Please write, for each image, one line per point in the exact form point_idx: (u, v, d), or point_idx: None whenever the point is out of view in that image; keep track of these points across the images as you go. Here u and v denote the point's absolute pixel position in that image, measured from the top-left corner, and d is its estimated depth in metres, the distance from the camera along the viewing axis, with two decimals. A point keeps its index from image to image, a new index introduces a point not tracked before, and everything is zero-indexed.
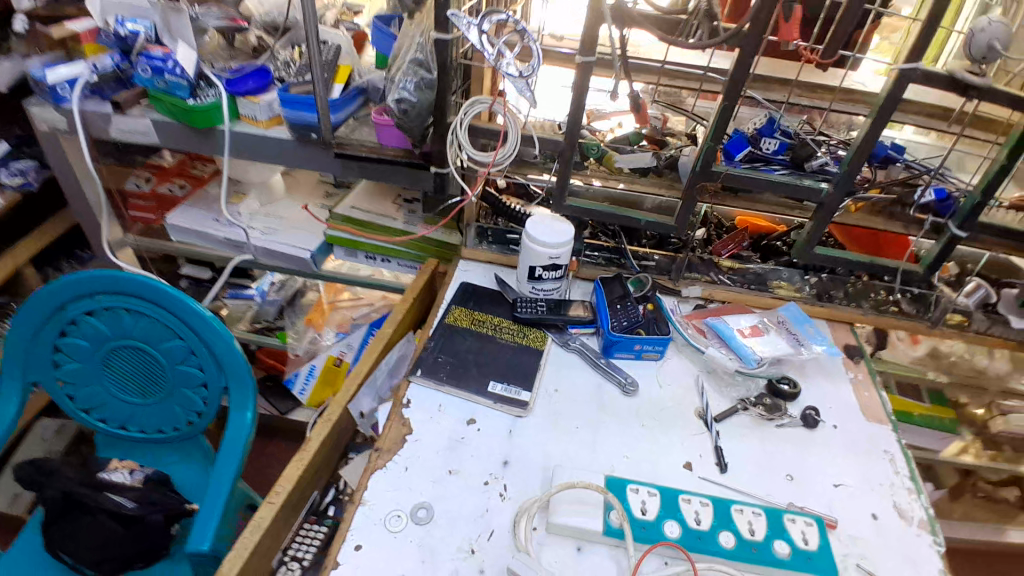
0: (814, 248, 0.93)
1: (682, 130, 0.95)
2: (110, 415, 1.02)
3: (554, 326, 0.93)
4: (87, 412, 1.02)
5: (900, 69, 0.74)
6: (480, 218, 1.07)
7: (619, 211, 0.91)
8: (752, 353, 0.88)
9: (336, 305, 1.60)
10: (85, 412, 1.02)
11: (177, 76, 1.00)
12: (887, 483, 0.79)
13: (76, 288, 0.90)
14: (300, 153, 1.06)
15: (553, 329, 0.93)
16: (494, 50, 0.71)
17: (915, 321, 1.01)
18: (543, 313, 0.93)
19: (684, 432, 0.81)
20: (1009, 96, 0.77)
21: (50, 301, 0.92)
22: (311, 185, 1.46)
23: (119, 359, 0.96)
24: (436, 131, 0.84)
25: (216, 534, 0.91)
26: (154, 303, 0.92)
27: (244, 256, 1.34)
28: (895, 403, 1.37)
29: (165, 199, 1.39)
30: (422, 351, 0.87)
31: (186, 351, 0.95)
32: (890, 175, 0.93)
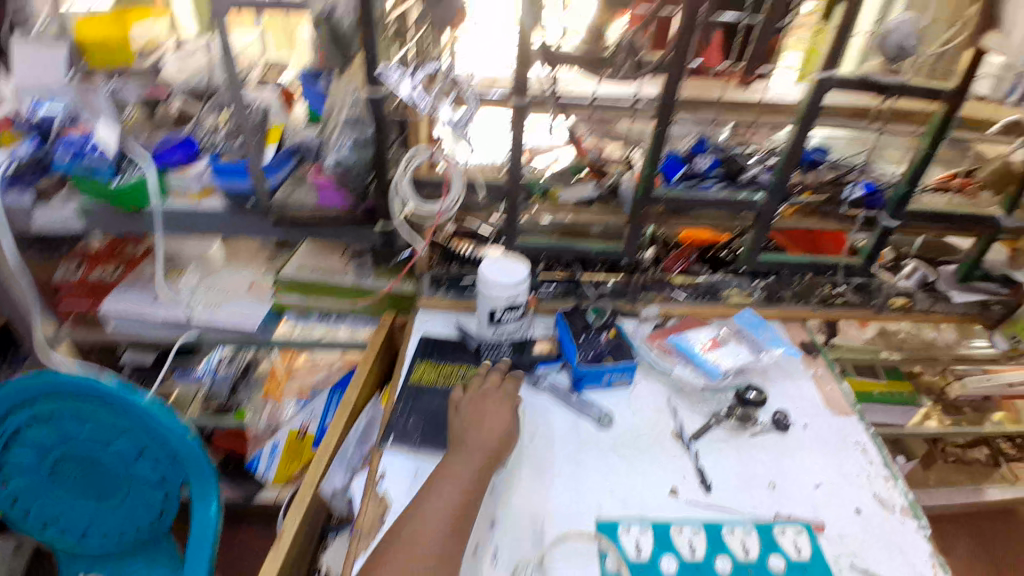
0: (758, 254, 1.01)
1: (619, 156, 0.93)
2: (67, 527, 0.93)
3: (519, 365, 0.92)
4: (43, 528, 0.93)
5: (818, 77, 0.78)
6: (433, 265, 1.04)
7: (570, 243, 0.94)
8: (716, 366, 0.89)
9: (293, 372, 1.54)
10: (38, 527, 0.93)
11: (98, 158, 0.97)
12: (865, 474, 0.81)
13: (10, 398, 0.83)
14: (236, 223, 1.02)
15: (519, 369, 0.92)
16: (429, 101, 0.71)
17: (862, 309, 1.04)
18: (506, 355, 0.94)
19: (664, 458, 0.81)
20: (924, 90, 0.82)
21: None
22: (251, 249, 1.38)
23: (70, 463, 0.90)
24: (379, 187, 0.84)
25: None
26: (98, 402, 0.84)
27: (188, 335, 1.27)
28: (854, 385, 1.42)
29: (97, 286, 1.29)
30: (391, 414, 0.84)
31: (138, 448, 0.87)
32: (818, 177, 0.97)
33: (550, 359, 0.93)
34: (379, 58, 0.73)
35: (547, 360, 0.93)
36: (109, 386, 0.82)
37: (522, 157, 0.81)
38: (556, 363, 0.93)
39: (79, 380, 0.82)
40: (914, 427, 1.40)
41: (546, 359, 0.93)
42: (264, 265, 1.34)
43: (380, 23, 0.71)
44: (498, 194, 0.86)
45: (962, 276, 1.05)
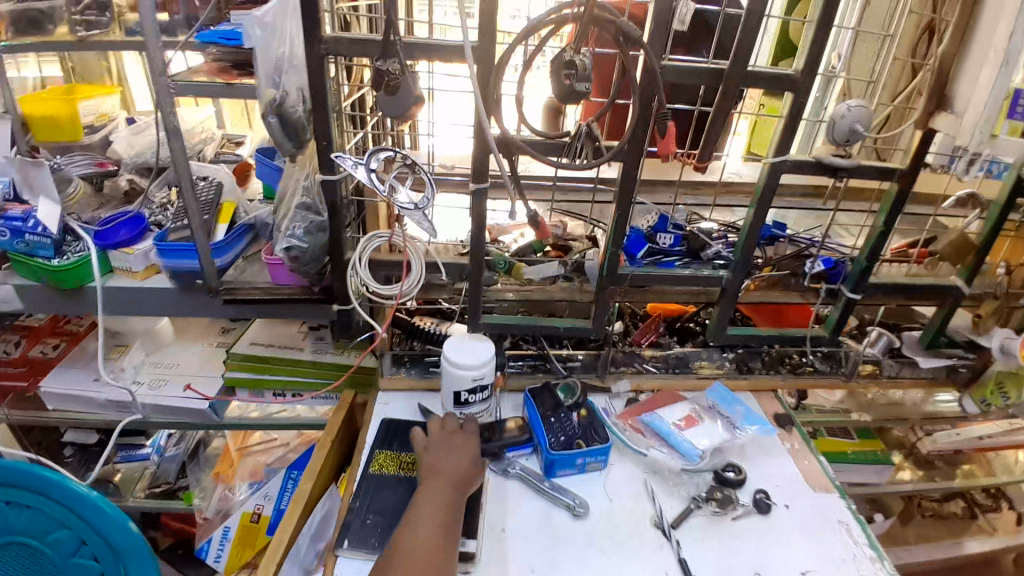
0: (725, 328, 0.96)
1: (582, 233, 0.96)
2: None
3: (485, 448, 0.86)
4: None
5: (771, 161, 0.79)
6: (394, 345, 1.03)
7: (537, 321, 0.91)
8: (694, 448, 0.86)
9: (246, 452, 1.46)
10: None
11: (39, 235, 0.90)
12: (851, 558, 0.77)
13: None
14: (185, 302, 0.97)
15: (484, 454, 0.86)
16: (386, 185, 0.69)
17: (832, 377, 1.05)
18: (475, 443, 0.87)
19: (644, 549, 0.76)
20: (877, 170, 0.84)
21: None
22: (204, 324, 1.32)
23: (4, 555, 0.87)
24: (334, 270, 0.79)
25: None
26: (34, 494, 0.82)
27: (131, 418, 1.16)
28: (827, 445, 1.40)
29: (38, 363, 1.20)
30: (347, 513, 0.78)
31: (76, 541, 0.85)
32: (779, 252, 0.98)
33: (518, 444, 0.88)
34: (335, 144, 0.72)
35: (517, 443, 0.88)
36: (45, 476, 0.80)
37: (484, 237, 0.79)
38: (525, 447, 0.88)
39: (14, 470, 0.80)
40: (891, 487, 1.38)
41: (514, 443, 0.88)
42: (219, 338, 1.28)
43: (334, 108, 0.70)
44: (458, 274, 0.84)
45: (927, 342, 1.05)
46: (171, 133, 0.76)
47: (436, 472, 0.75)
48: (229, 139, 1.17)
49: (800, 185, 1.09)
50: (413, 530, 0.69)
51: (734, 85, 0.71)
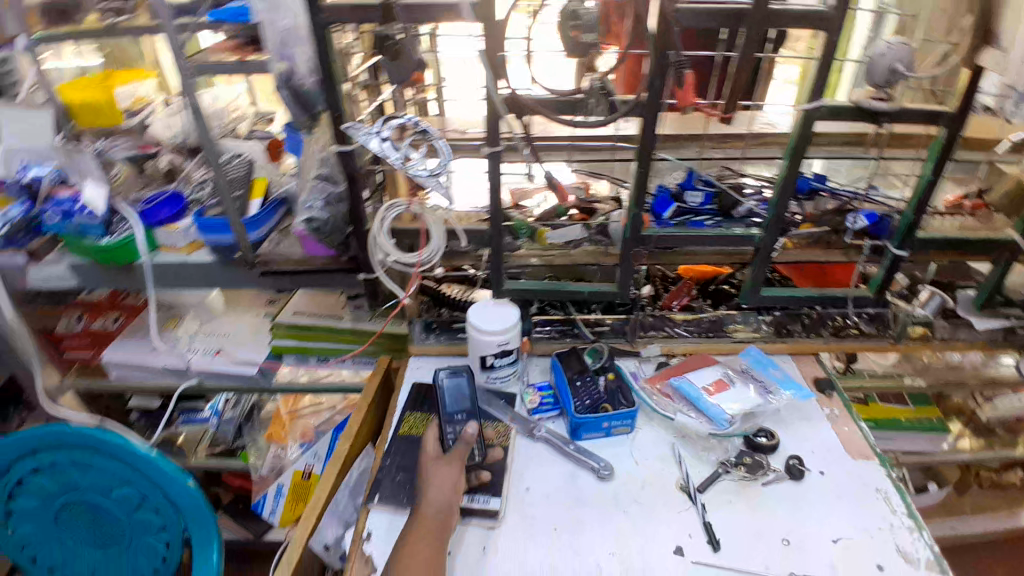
0: (759, 290, 0.94)
1: (607, 194, 0.93)
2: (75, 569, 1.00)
3: (460, 419, 0.79)
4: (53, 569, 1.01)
5: (804, 109, 0.74)
6: (421, 312, 1.03)
7: (561, 286, 0.90)
8: (723, 412, 0.84)
9: (297, 414, 1.50)
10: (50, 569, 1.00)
11: (86, 216, 0.96)
12: (886, 526, 0.75)
13: (22, 447, 0.87)
14: (225, 275, 1.01)
15: (462, 420, 0.79)
16: (400, 154, 0.69)
17: (879, 340, 1.00)
18: (460, 424, 0.79)
19: (670, 512, 0.76)
20: (923, 113, 0.78)
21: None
22: (251, 295, 1.37)
23: (76, 511, 0.94)
24: (356, 241, 0.80)
25: None
26: (103, 455, 0.87)
27: (187, 383, 1.25)
28: (876, 411, 1.34)
29: (100, 335, 1.30)
30: (377, 471, 0.81)
31: (138, 497, 0.91)
32: (818, 207, 0.94)
33: (458, 394, 0.82)
34: (347, 115, 0.72)
35: (456, 393, 0.81)
36: (109, 440, 0.84)
37: (502, 203, 0.79)
38: (466, 386, 0.82)
39: (78, 434, 0.84)
40: (945, 454, 1.32)
41: (457, 395, 0.81)
42: (263, 308, 1.34)
43: (343, 79, 0.70)
44: (478, 241, 0.84)
45: (980, 302, 0.99)
46: (195, 111, 0.78)
47: (458, 434, 0.77)
48: (261, 117, 1.19)
49: (839, 133, 1.01)
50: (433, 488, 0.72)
51: (756, 28, 0.67)
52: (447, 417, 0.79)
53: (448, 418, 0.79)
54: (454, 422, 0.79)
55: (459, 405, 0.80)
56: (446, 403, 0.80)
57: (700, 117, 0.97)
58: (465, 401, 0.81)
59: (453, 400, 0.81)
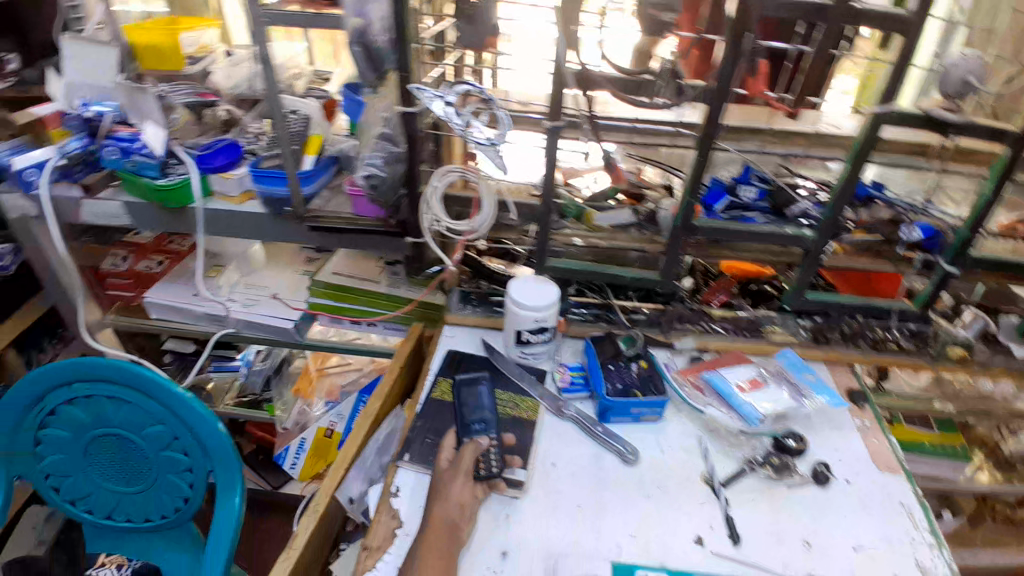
0: (804, 294, 0.93)
1: (658, 181, 0.93)
2: (95, 505, 1.00)
3: (477, 427, 0.81)
4: (74, 503, 1.00)
5: (875, 112, 0.72)
6: (461, 282, 1.05)
7: (603, 268, 0.89)
8: (754, 410, 0.84)
9: (325, 372, 1.55)
10: (71, 503, 1.00)
11: (145, 156, 0.99)
12: (908, 540, 0.74)
13: (56, 377, 0.89)
14: (276, 228, 1.04)
15: (479, 429, 0.81)
16: (461, 120, 0.69)
17: (917, 358, 0.96)
18: (477, 432, 0.80)
19: (692, 503, 0.77)
20: (989, 130, 0.75)
21: (32, 390, 0.90)
22: (291, 251, 1.40)
23: (104, 445, 0.94)
24: (409, 203, 0.82)
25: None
26: (136, 390, 0.90)
27: (225, 330, 1.28)
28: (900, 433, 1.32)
29: (144, 276, 1.32)
30: (409, 431, 0.83)
31: (169, 436, 0.93)
32: (874, 215, 0.91)
33: (474, 401, 0.85)
34: (415, 77, 0.73)
35: (471, 401, 0.84)
36: (145, 374, 0.87)
37: (555, 181, 0.79)
38: (482, 393, 0.86)
39: (116, 366, 0.87)
40: (964, 482, 1.29)
41: (473, 403, 0.84)
42: (302, 266, 1.37)
43: (415, 40, 0.71)
44: (528, 215, 0.88)
45: None
46: (265, 62, 0.79)
47: None
48: (318, 76, 1.21)
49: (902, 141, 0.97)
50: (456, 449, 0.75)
51: (837, 24, 0.65)
52: (464, 424, 0.81)
53: (465, 426, 0.81)
54: (470, 431, 0.80)
55: (476, 414, 0.82)
56: (463, 411, 0.83)
57: (765, 110, 0.93)
58: (481, 409, 0.83)
59: (470, 407, 0.83)
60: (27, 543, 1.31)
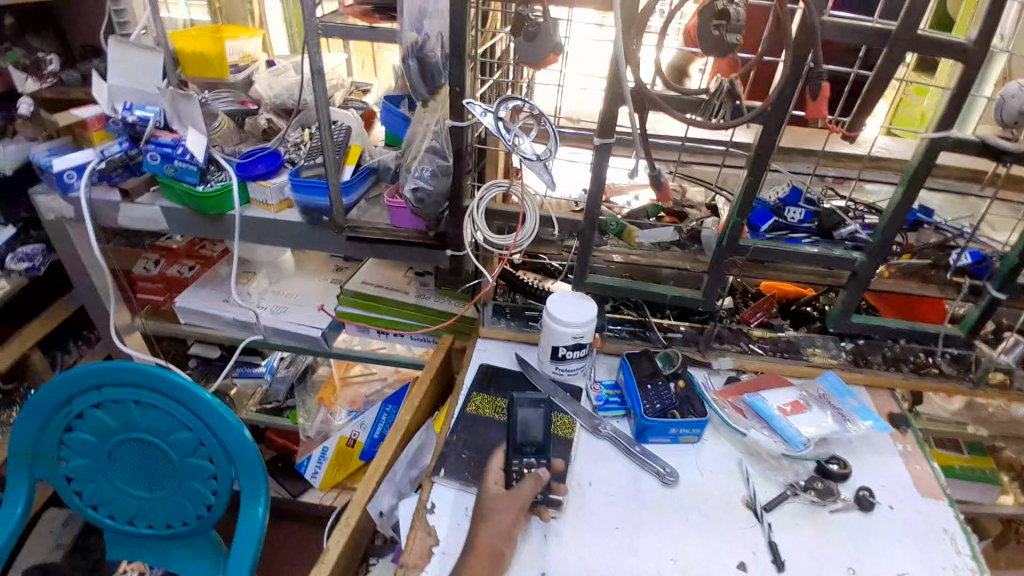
0: (849, 316, 0.91)
1: (701, 201, 0.95)
2: (118, 510, 1.00)
3: (530, 453, 0.74)
4: (96, 507, 1.00)
5: (930, 137, 0.71)
6: (497, 295, 1.06)
7: (641, 286, 0.88)
8: (798, 434, 0.82)
9: (348, 381, 1.54)
10: (93, 507, 1.00)
11: (186, 162, 0.99)
12: (952, 567, 0.72)
13: (84, 381, 0.90)
14: (311, 236, 1.04)
15: (531, 455, 0.74)
16: (511, 135, 0.69)
17: (958, 383, 0.95)
18: (529, 458, 0.74)
19: (733, 527, 0.75)
20: None
21: (59, 394, 0.91)
22: (320, 259, 1.41)
23: (128, 451, 0.94)
24: (453, 216, 0.83)
25: None
26: (162, 395, 0.90)
27: (254, 336, 1.28)
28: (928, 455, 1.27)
29: (174, 280, 1.32)
30: (444, 446, 0.82)
31: (195, 443, 0.92)
32: (922, 239, 0.94)
33: (529, 422, 0.75)
34: (466, 91, 0.73)
35: (527, 421, 0.75)
36: (175, 380, 0.87)
37: (601, 198, 0.79)
38: (539, 415, 0.76)
39: (144, 371, 0.88)
40: (993, 508, 1.27)
41: (528, 423, 0.75)
42: (331, 274, 1.38)
43: (469, 54, 0.72)
44: (571, 230, 0.86)
45: None
46: (315, 73, 0.80)
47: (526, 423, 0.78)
48: (356, 87, 1.23)
49: (955, 168, 1.04)
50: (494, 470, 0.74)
51: (900, 48, 0.65)
52: (515, 447, 0.74)
53: (517, 449, 0.74)
54: (522, 455, 0.74)
55: (530, 436, 0.75)
56: (517, 432, 0.75)
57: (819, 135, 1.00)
58: (537, 432, 0.75)
59: (524, 428, 0.75)
60: (43, 549, 1.32)
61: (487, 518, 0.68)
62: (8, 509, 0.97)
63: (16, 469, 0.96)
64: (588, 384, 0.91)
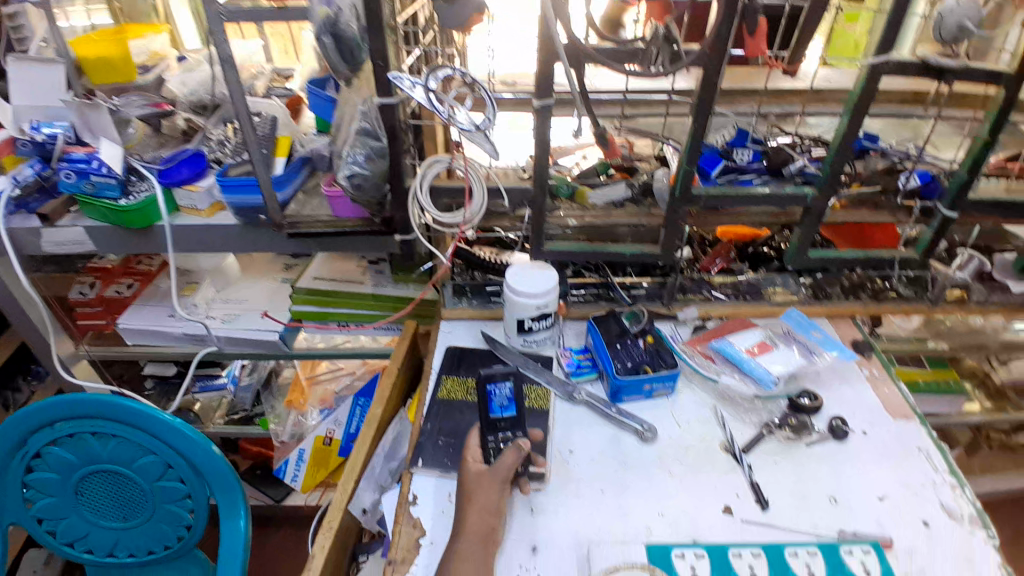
0: (806, 252, 0.92)
1: (650, 153, 0.93)
2: (95, 545, 0.94)
3: (504, 427, 0.72)
4: (72, 545, 0.95)
5: (871, 63, 0.72)
6: (454, 274, 1.00)
7: (600, 247, 0.87)
8: (768, 373, 0.83)
9: (315, 380, 1.49)
10: (69, 545, 0.95)
11: (103, 176, 0.90)
12: (927, 482, 0.75)
13: (33, 420, 0.83)
14: (249, 238, 0.99)
15: (507, 428, 0.72)
16: (445, 106, 0.65)
17: (915, 303, 0.98)
18: (505, 431, 0.72)
19: (715, 473, 0.76)
20: (985, 73, 0.75)
21: (8, 439, 0.84)
22: (267, 260, 1.34)
23: (95, 483, 0.89)
24: (396, 199, 0.80)
25: None
26: (120, 422, 0.84)
27: (207, 348, 1.21)
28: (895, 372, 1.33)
29: (113, 301, 1.23)
30: (419, 435, 0.80)
31: (163, 466, 0.87)
32: (869, 166, 0.95)
33: (501, 396, 0.73)
34: (390, 64, 0.69)
35: (497, 394, 0.73)
36: (130, 405, 0.82)
37: (548, 162, 0.77)
38: (509, 388, 0.74)
39: (96, 400, 0.82)
40: (960, 417, 1.32)
41: (499, 397, 0.73)
42: (281, 273, 1.31)
43: (388, 26, 0.67)
44: (521, 200, 0.84)
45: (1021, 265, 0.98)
46: (225, 63, 0.74)
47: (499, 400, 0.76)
48: (278, 73, 1.16)
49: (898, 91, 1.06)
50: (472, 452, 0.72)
51: None
52: (490, 422, 0.72)
53: (490, 424, 0.72)
54: (497, 430, 0.72)
55: (502, 411, 0.73)
56: (488, 408, 0.73)
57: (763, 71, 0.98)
58: (509, 405, 0.73)
59: (497, 402, 0.73)
60: None
61: (471, 501, 0.67)
62: None
63: None
64: (560, 350, 0.91)
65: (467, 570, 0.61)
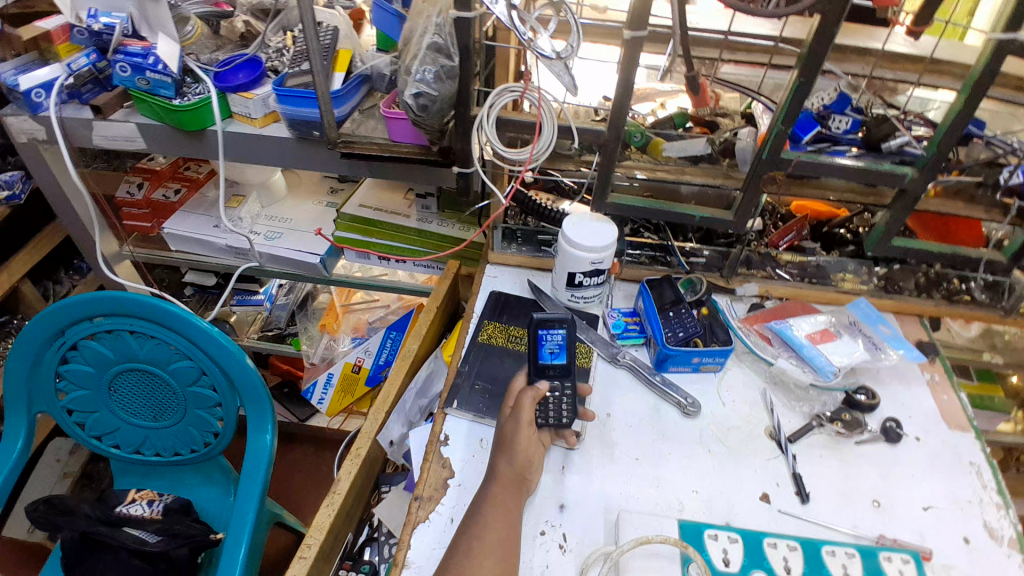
0: (890, 240, 0.84)
1: (736, 108, 0.88)
2: (123, 440, 0.96)
3: (553, 374, 0.70)
4: (100, 438, 0.97)
5: (997, 39, 0.62)
6: (507, 217, 0.96)
7: (664, 206, 0.82)
8: (828, 364, 0.77)
9: (350, 308, 1.49)
10: (97, 438, 0.97)
11: (159, 73, 0.86)
12: (975, 500, 0.70)
13: (74, 312, 0.83)
14: (301, 153, 0.96)
15: (555, 376, 0.69)
16: (525, 28, 0.59)
17: (987, 310, 0.91)
18: (553, 379, 0.70)
19: (757, 457, 0.72)
20: None
21: (49, 328, 0.85)
22: (313, 181, 1.31)
23: (129, 382, 0.90)
24: (459, 127, 0.76)
25: (246, 556, 0.92)
26: (160, 325, 0.84)
27: (249, 264, 1.20)
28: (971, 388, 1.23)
29: (161, 206, 1.22)
30: (456, 376, 0.78)
31: (196, 372, 0.88)
32: (972, 153, 0.84)
33: (552, 342, 0.70)
34: None
35: (549, 339, 0.70)
36: (170, 308, 0.82)
37: (628, 104, 0.70)
38: (563, 336, 0.71)
39: (139, 300, 0.82)
40: (994, 435, 1.26)
41: (549, 343, 0.70)
42: (326, 197, 1.28)
43: None
44: (591, 143, 0.76)
45: None
46: None
47: None
48: None
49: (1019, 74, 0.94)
50: (508, 403, 0.69)
51: None
52: (538, 367, 0.70)
53: (539, 369, 0.70)
54: (544, 375, 0.69)
55: (552, 358, 0.70)
56: (539, 351, 0.70)
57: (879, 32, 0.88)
58: (560, 353, 0.70)
59: (549, 348, 0.70)
60: (52, 476, 1.34)
61: (502, 449, 0.65)
62: (8, 445, 0.92)
63: (11, 404, 0.91)
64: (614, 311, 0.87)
65: (493, 512, 0.60)
